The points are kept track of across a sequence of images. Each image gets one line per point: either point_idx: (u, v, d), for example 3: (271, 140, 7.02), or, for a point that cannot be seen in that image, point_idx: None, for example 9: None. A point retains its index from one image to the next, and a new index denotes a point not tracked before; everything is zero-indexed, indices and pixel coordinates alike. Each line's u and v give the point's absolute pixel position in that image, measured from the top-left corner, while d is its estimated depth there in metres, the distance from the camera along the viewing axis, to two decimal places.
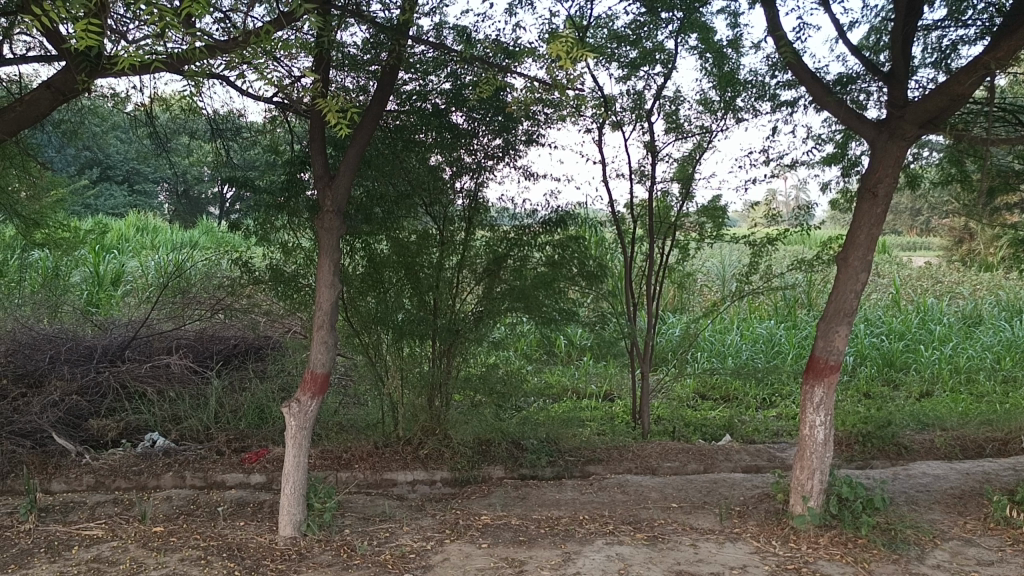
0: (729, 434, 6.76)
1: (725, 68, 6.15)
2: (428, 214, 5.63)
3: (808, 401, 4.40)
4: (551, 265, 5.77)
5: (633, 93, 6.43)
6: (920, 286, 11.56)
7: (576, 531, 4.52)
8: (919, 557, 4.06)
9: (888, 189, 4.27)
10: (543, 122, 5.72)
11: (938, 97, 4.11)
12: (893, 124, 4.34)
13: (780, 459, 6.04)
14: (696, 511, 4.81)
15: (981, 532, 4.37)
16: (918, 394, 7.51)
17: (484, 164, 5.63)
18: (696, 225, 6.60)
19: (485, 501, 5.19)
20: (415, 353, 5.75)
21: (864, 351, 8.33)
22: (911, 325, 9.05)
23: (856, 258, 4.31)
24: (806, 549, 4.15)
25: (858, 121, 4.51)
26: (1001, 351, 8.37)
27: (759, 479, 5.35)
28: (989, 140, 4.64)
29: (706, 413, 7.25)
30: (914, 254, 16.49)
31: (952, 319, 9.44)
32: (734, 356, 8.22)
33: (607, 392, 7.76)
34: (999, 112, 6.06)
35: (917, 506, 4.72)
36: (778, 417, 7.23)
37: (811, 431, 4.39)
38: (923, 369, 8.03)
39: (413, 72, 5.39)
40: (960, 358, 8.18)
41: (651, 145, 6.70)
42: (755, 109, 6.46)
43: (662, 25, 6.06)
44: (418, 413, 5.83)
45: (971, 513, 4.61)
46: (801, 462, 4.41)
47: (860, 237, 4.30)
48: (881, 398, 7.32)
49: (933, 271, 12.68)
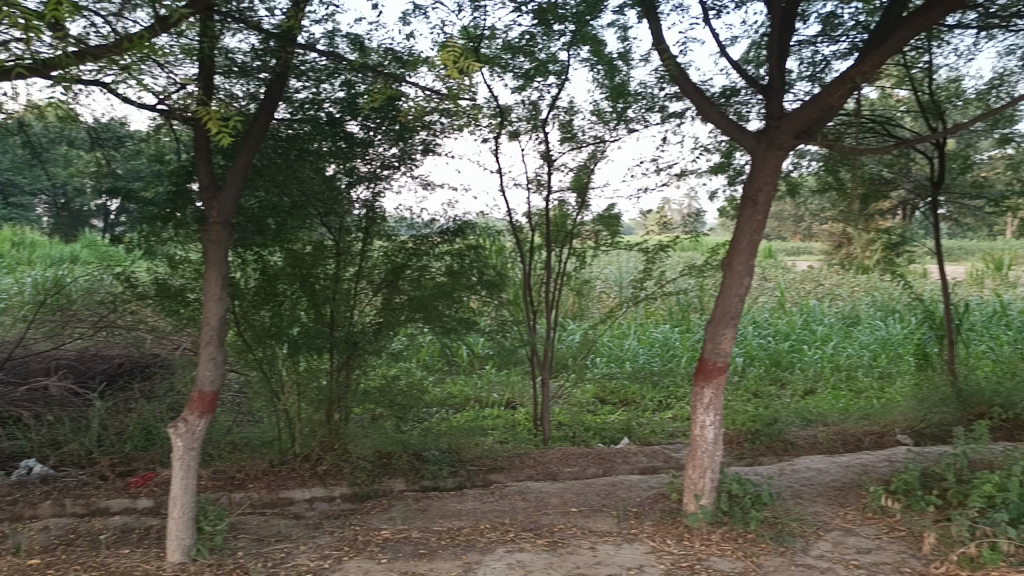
0: (627, 437, 6.91)
1: (616, 79, 6.32)
2: (324, 224, 5.53)
3: (698, 402, 4.54)
4: (450, 275, 5.85)
5: (529, 103, 6.51)
6: (802, 289, 12.13)
7: (477, 540, 4.51)
8: (804, 549, 4.24)
9: (768, 197, 4.46)
10: (440, 131, 5.72)
11: (811, 109, 4.35)
12: (771, 135, 4.53)
13: (675, 459, 6.21)
14: (595, 514, 4.88)
15: (860, 521, 4.59)
16: (802, 392, 7.86)
17: (380, 174, 5.58)
18: (592, 233, 6.71)
19: (385, 515, 5.12)
20: (312, 367, 5.64)
21: (753, 352, 8.68)
22: (795, 326, 9.49)
23: (739, 263, 4.49)
24: (699, 546, 4.28)
25: (738, 132, 4.70)
26: (876, 349, 8.85)
27: (655, 480, 5.48)
28: (858, 150, 4.91)
29: (605, 418, 7.39)
30: (797, 258, 17.29)
31: (832, 320, 9.94)
32: (631, 360, 8.40)
33: (508, 400, 7.80)
34: (869, 123, 6.52)
35: (802, 500, 4.93)
36: (673, 418, 7.44)
37: (702, 431, 4.53)
38: (806, 367, 8.41)
39: (305, 80, 5.28)
40: (841, 357, 8.61)
41: (547, 154, 6.80)
42: (645, 119, 6.64)
43: (555, 37, 6.17)
44: (315, 428, 5.73)
45: (851, 504, 4.84)
46: (693, 462, 4.54)
47: (744, 243, 4.48)
48: (768, 396, 7.63)
49: (815, 275, 13.33)
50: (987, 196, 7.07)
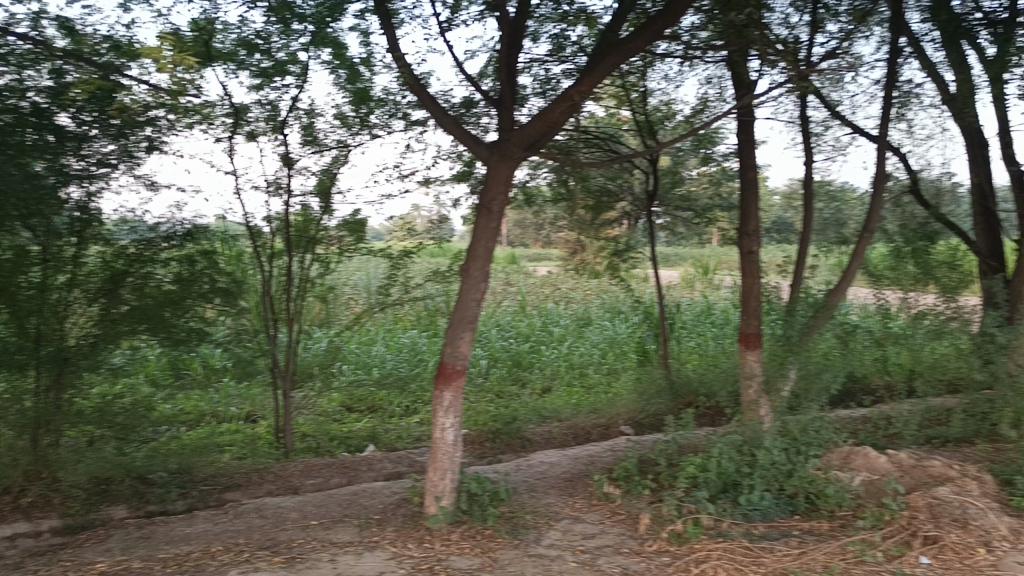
0: (372, 444, 6.90)
1: (359, 84, 6.28)
2: (27, 228, 4.84)
3: (438, 405, 4.63)
4: (177, 282, 5.54)
5: (267, 104, 6.27)
6: (541, 293, 12.85)
7: (207, 565, 4.24)
8: (536, 540, 4.47)
9: (501, 206, 4.65)
10: (166, 129, 5.38)
11: (537, 124, 4.62)
12: (502, 146, 4.74)
13: (419, 463, 6.28)
14: (335, 525, 4.79)
15: (586, 509, 4.91)
16: (540, 390, 8.29)
17: (96, 172, 5.08)
18: (336, 239, 6.57)
19: (100, 547, 4.65)
20: (16, 388, 4.96)
21: (496, 354, 9.06)
22: (534, 328, 10.03)
23: (476, 269, 4.63)
24: (439, 546, 4.36)
25: (473, 142, 4.86)
26: (605, 346, 9.54)
27: (397, 485, 5.50)
28: (583, 164, 5.27)
29: (351, 427, 7.31)
30: (538, 263, 18.28)
31: (567, 321, 10.62)
32: (378, 366, 8.37)
33: (248, 414, 7.45)
34: (592, 137, 7.10)
35: (536, 493, 5.20)
36: (419, 422, 7.54)
37: (442, 434, 4.62)
38: (544, 366, 8.89)
39: (3, 63, 4.72)
40: (574, 355, 9.20)
41: (287, 157, 6.59)
42: (388, 126, 6.66)
43: (294, 36, 6.00)
44: (17, 457, 4.95)
45: (579, 493, 5.17)
46: (434, 464, 4.61)
47: (480, 250, 4.64)
48: (509, 396, 7.97)
49: (554, 279, 14.17)
50: (694, 208, 7.93)
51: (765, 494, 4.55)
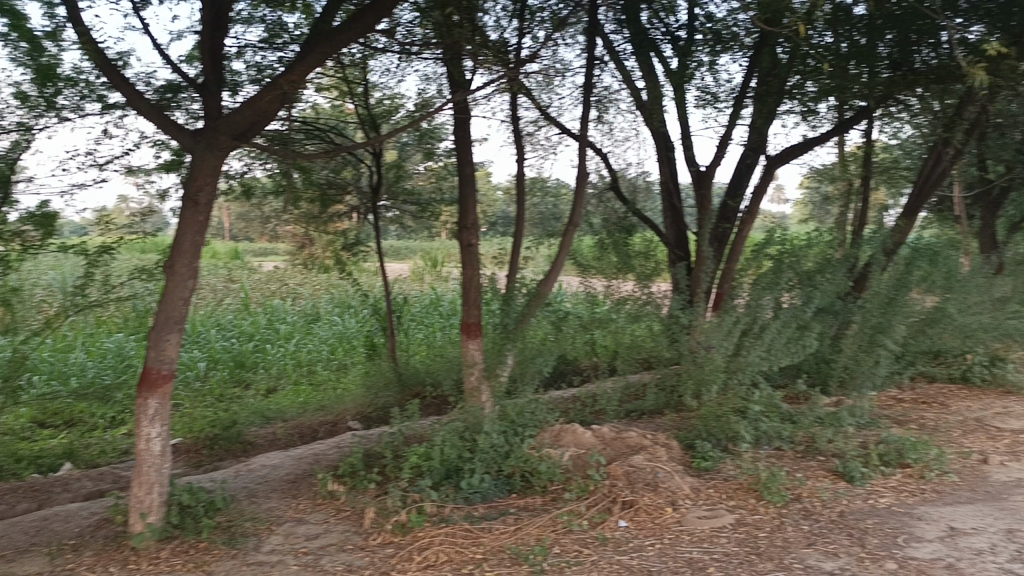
0: (69, 462, 6.23)
1: (41, 59, 5.59)
2: None
3: (142, 414, 4.25)
4: None
5: None
6: (267, 290, 12.35)
7: None
8: (256, 547, 4.28)
9: (209, 198, 4.38)
10: None
11: (245, 112, 4.41)
12: (208, 135, 4.47)
13: (126, 478, 5.76)
14: (20, 557, 4.24)
15: (310, 509, 4.80)
16: (265, 390, 7.96)
17: None
18: (17, 234, 5.68)
19: None
20: None
21: (216, 356, 8.58)
22: (259, 326, 9.64)
23: (182, 265, 4.31)
24: (145, 567, 4.02)
25: (175, 129, 4.53)
26: (334, 342, 9.37)
27: (98, 505, 4.99)
28: (304, 156, 5.10)
29: (43, 445, 6.53)
30: (265, 258, 17.53)
31: (295, 318, 10.30)
32: (77, 374, 7.54)
33: None
34: (313, 129, 6.94)
35: (256, 498, 4.99)
36: (127, 433, 6.91)
37: (148, 445, 4.25)
38: (269, 365, 8.56)
39: None
40: (302, 353, 8.94)
41: None
42: (80, 109, 6.01)
43: None
44: None
45: (302, 494, 5.03)
46: (138, 479, 4.24)
47: (186, 244, 4.32)
48: (230, 398, 7.56)
49: (281, 274, 13.69)
50: (419, 202, 8.04)
51: (485, 476, 4.75)
